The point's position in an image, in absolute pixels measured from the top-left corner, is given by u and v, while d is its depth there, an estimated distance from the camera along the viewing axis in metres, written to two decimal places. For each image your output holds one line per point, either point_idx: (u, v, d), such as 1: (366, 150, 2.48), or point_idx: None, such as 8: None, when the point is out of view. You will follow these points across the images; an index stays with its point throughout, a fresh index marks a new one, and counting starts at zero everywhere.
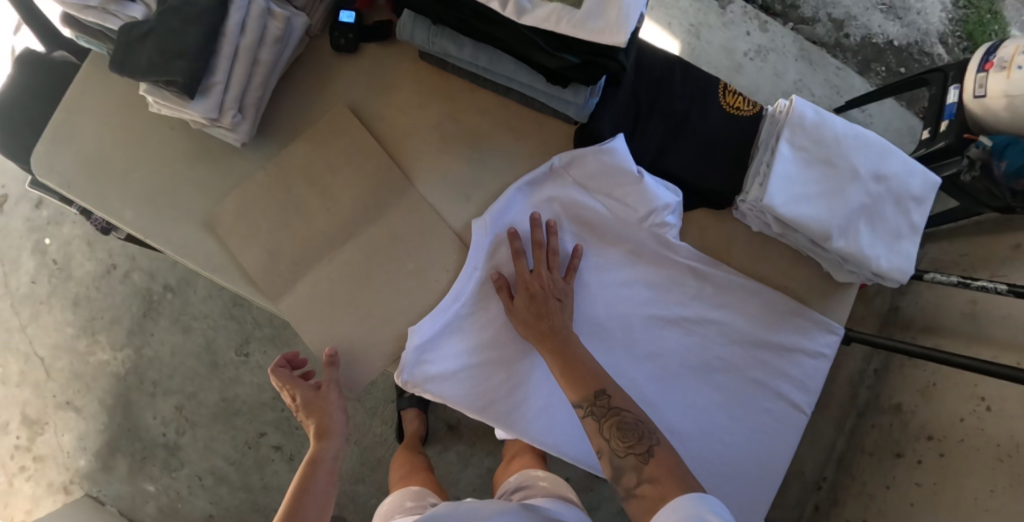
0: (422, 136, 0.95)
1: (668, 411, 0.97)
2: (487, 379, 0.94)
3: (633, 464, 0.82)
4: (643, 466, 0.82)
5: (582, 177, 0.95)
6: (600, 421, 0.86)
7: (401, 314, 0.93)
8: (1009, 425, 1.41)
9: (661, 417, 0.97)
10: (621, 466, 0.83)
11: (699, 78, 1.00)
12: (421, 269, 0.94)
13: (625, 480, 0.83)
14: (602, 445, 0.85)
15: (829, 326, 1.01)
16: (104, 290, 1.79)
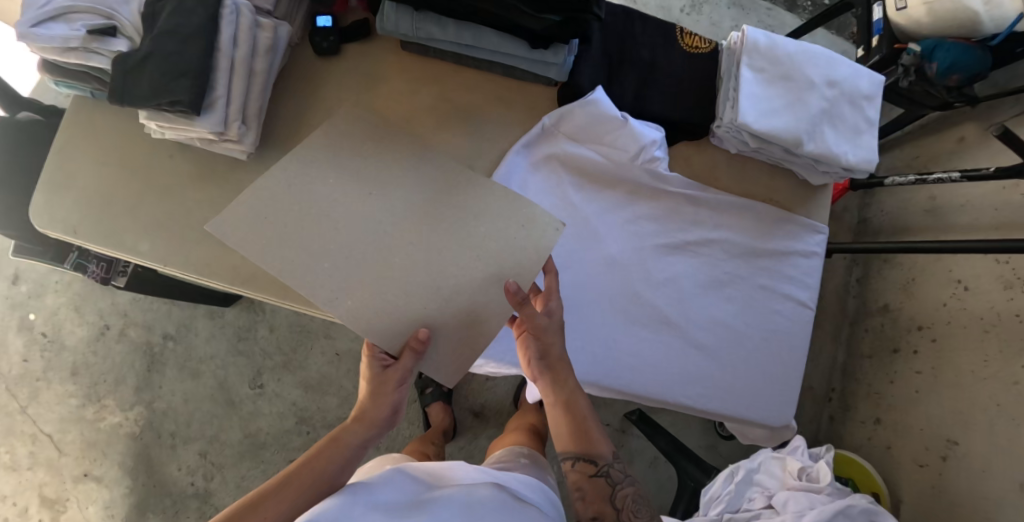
0: (416, 119, 1.00)
1: (690, 332, 1.04)
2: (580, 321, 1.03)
3: None
4: None
5: (572, 130, 0.99)
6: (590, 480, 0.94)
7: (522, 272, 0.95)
8: (987, 298, 1.54)
9: (687, 337, 1.04)
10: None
11: (658, 24, 1.06)
12: (507, 232, 0.94)
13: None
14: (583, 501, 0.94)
15: (814, 227, 1.09)
16: (101, 353, 1.76)
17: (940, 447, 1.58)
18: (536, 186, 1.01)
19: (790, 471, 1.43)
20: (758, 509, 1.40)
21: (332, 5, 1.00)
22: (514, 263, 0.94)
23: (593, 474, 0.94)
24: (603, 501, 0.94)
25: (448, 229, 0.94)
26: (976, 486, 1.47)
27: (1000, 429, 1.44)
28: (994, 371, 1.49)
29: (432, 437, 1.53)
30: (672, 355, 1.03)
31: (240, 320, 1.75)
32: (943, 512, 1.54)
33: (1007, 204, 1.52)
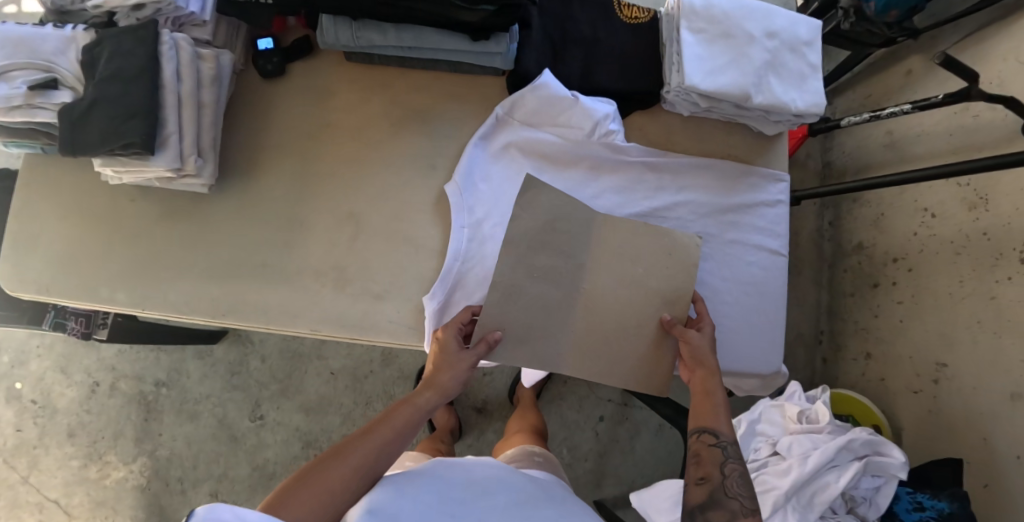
0: (372, 126, 1.00)
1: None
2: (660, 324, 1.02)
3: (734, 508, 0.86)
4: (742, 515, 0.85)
5: (526, 116, 0.99)
6: (713, 457, 0.89)
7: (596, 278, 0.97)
8: (954, 222, 1.59)
9: None
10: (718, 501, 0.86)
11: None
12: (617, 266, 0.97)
13: (714, 514, 0.86)
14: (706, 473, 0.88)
15: (776, 176, 1.12)
16: (95, 410, 1.75)
17: (930, 371, 1.62)
18: (499, 175, 0.99)
19: (790, 417, 1.48)
20: (765, 458, 1.44)
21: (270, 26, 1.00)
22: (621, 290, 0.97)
23: (710, 444, 0.90)
24: (714, 469, 0.88)
25: (594, 259, 0.97)
26: (969, 402, 1.52)
27: (984, 344, 1.49)
28: (971, 290, 1.54)
29: (441, 436, 1.56)
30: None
31: (230, 356, 1.74)
32: (942, 433, 1.59)
33: (960, 127, 1.57)
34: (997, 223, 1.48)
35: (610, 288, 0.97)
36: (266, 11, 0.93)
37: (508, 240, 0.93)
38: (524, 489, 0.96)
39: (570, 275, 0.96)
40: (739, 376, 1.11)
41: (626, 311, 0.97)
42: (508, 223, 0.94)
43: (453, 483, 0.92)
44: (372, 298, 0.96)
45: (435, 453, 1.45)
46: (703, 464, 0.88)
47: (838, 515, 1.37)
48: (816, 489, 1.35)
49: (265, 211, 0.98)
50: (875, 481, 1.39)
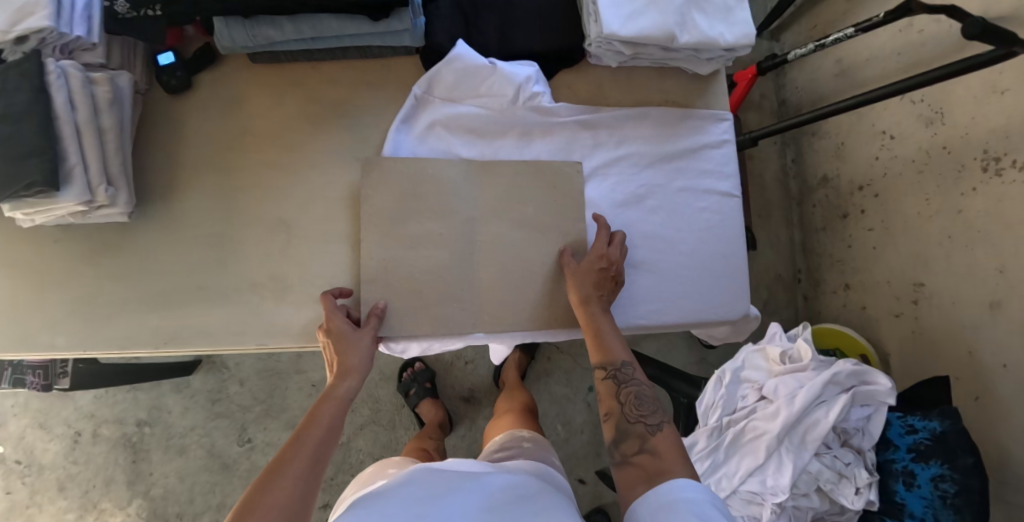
0: (289, 128, 0.97)
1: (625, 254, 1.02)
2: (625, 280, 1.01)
3: (640, 432, 0.82)
4: (648, 437, 0.81)
5: (446, 92, 0.95)
6: (612, 386, 0.86)
7: (539, 242, 0.95)
8: (913, 140, 1.59)
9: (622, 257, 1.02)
10: (627, 431, 0.83)
11: None
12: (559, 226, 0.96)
13: (624, 445, 0.82)
14: (611, 407, 0.85)
15: (718, 116, 1.09)
16: (82, 460, 1.72)
17: (909, 292, 1.61)
18: (427, 156, 0.95)
19: (773, 358, 1.46)
20: (752, 404, 1.42)
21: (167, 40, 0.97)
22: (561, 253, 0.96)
23: (604, 377, 0.87)
24: (612, 400, 0.86)
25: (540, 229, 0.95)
26: (950, 318, 1.52)
27: (958, 258, 1.49)
28: (938, 207, 1.54)
29: (428, 432, 1.52)
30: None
31: (208, 385, 1.71)
32: (929, 352, 1.58)
33: (906, 45, 1.54)
34: (954, 136, 1.49)
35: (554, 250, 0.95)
36: (157, 28, 0.90)
37: (448, 222, 0.93)
38: (500, 486, 0.90)
39: (516, 249, 0.94)
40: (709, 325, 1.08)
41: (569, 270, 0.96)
42: (442, 203, 0.93)
43: (426, 487, 0.89)
44: (314, 302, 0.94)
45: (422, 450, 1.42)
46: (600, 399, 0.85)
47: (833, 450, 1.36)
48: (807, 427, 1.35)
49: (193, 231, 0.95)
50: (864, 410, 1.39)
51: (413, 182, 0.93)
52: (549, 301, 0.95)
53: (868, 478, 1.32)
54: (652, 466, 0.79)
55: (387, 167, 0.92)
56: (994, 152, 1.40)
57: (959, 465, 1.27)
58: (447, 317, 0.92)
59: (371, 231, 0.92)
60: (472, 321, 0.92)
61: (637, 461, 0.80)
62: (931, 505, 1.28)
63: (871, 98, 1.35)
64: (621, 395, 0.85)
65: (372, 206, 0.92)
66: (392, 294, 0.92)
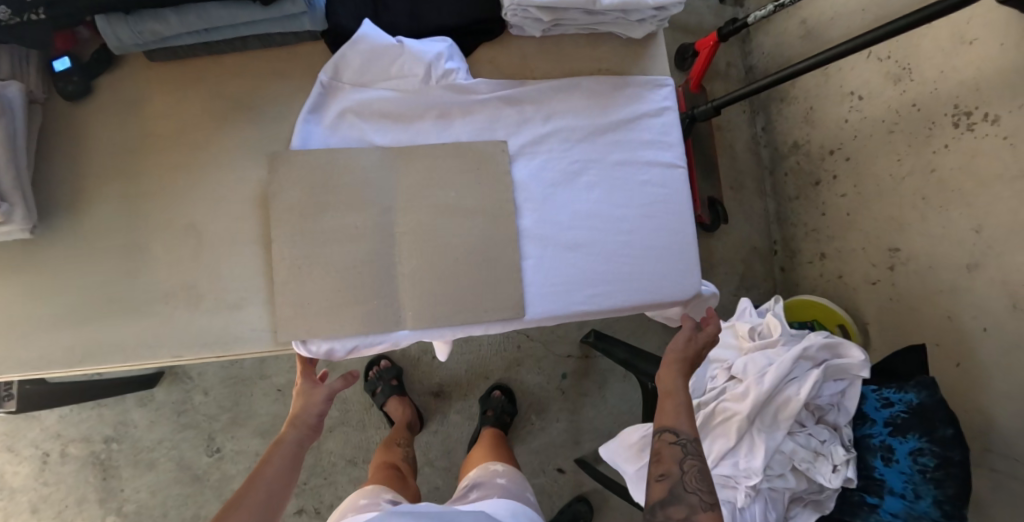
0: (196, 126, 0.93)
1: (558, 236, 0.95)
2: (562, 264, 0.94)
3: (694, 502, 0.94)
4: (701, 511, 0.93)
5: (355, 76, 0.90)
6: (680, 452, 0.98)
7: (465, 230, 0.90)
8: (883, 99, 1.52)
9: (560, 238, 0.95)
10: (679, 494, 0.95)
11: None
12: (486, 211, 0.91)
13: (671, 508, 0.94)
14: (670, 469, 0.97)
15: (656, 82, 1.03)
16: (52, 481, 1.68)
17: (884, 259, 1.56)
18: (340, 146, 0.90)
19: (742, 334, 1.41)
20: (722, 384, 1.37)
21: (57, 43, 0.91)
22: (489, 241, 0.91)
23: (671, 442, 0.99)
24: (673, 464, 0.97)
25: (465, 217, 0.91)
26: (926, 282, 1.46)
27: (933, 221, 1.43)
28: (910, 168, 1.47)
29: (394, 439, 1.47)
30: (548, 272, 0.94)
31: (172, 396, 1.67)
32: (906, 319, 1.52)
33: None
34: (923, 92, 1.43)
35: (480, 236, 0.91)
36: (44, 33, 0.81)
37: (367, 214, 0.88)
38: None
39: (441, 239, 0.89)
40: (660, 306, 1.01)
41: (498, 256, 0.91)
42: (358, 194, 0.88)
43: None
44: (229, 308, 0.89)
45: (396, 458, 1.39)
46: (663, 461, 0.97)
47: (807, 428, 1.31)
48: (778, 406, 1.29)
49: (101, 243, 0.90)
50: (838, 385, 1.32)
51: (327, 172, 0.88)
52: (479, 291, 0.90)
53: (844, 455, 1.27)
54: None
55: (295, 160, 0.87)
56: (965, 106, 1.34)
57: (937, 436, 1.23)
58: (367, 315, 0.87)
59: (280, 229, 0.87)
60: (395, 318, 0.87)
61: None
62: (912, 480, 1.23)
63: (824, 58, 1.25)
64: (683, 463, 0.97)
65: (280, 202, 0.87)
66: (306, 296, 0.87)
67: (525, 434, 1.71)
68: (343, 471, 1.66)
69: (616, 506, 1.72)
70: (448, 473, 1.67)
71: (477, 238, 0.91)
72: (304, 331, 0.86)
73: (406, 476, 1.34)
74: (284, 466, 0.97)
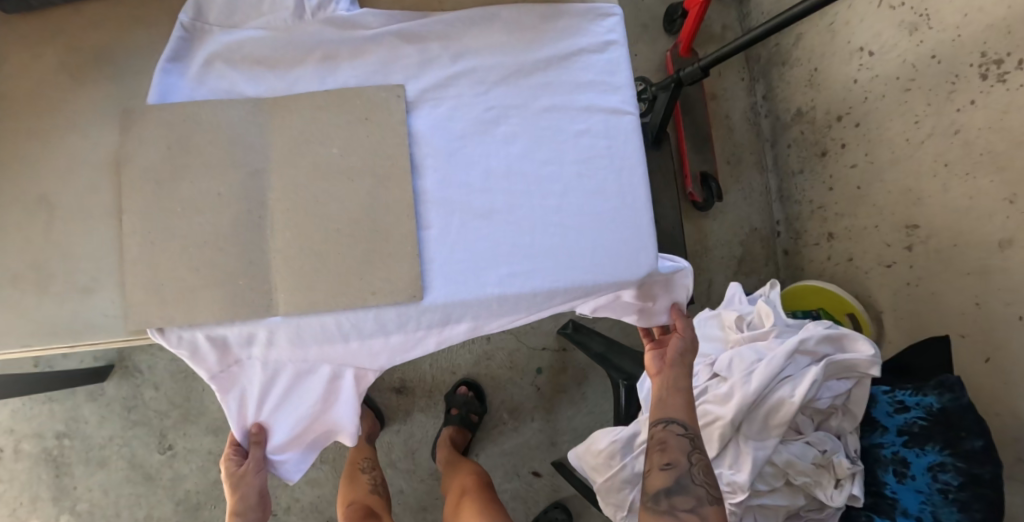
0: (54, 84, 0.82)
1: (466, 199, 0.80)
2: (473, 232, 0.80)
3: (701, 491, 0.93)
4: (706, 501, 0.92)
5: (222, 17, 0.81)
6: (685, 445, 0.95)
7: (353, 194, 0.78)
8: (896, 49, 1.32)
9: (470, 200, 0.80)
10: (685, 484, 0.93)
11: None
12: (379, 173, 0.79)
13: (677, 499, 0.92)
14: (677, 460, 0.94)
15: (598, 13, 0.87)
16: (5, 479, 1.60)
17: (901, 238, 1.35)
18: (205, 98, 0.80)
19: (729, 324, 1.22)
20: (705, 383, 1.18)
21: None
22: (380, 212, 0.78)
23: (680, 433, 0.95)
24: (680, 454, 0.94)
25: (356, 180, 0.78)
26: (951, 264, 1.25)
27: (956, 191, 1.22)
28: (930, 129, 1.26)
29: (358, 461, 1.34)
30: (455, 241, 0.79)
31: (122, 391, 1.59)
32: (925, 306, 1.32)
33: None
34: (943, 41, 1.22)
35: (371, 202, 0.78)
36: None
37: (239, 176, 0.78)
38: None
39: (323, 205, 0.78)
40: (602, 293, 0.83)
41: (394, 227, 0.78)
42: (228, 152, 0.78)
43: None
44: (78, 293, 0.79)
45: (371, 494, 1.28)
46: (670, 451, 0.95)
47: (805, 435, 1.11)
48: (769, 410, 1.08)
49: None
50: (843, 384, 1.10)
51: (191, 130, 0.78)
52: (368, 267, 0.78)
53: (850, 468, 1.05)
54: None
55: (148, 119, 0.78)
56: (994, 54, 1.13)
57: (962, 449, 1.00)
58: (233, 297, 0.76)
59: (141, 200, 0.77)
60: (266, 302, 0.77)
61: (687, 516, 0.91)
62: (930, 501, 1.01)
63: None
64: (691, 455, 0.95)
65: (133, 166, 0.78)
66: (160, 276, 0.77)
67: (497, 434, 1.57)
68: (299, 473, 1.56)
69: (598, 514, 1.56)
70: (412, 476, 1.54)
71: (363, 204, 0.78)
72: (161, 319, 0.76)
73: (381, 517, 1.22)
74: None
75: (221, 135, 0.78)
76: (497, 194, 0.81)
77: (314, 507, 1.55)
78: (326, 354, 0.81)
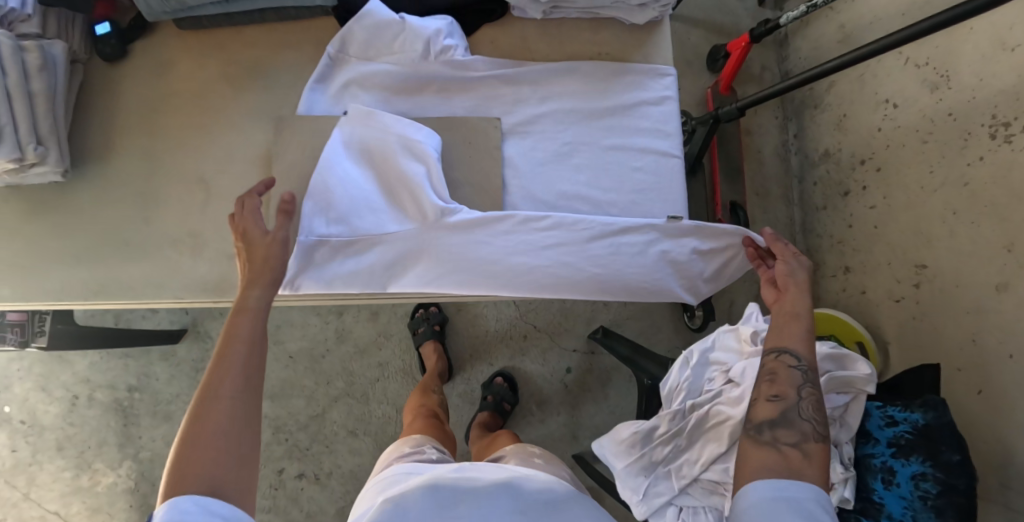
0: (213, 89, 1.06)
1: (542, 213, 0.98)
2: (541, 236, 0.96)
3: (811, 433, 0.92)
4: (814, 440, 0.92)
5: (360, 50, 1.02)
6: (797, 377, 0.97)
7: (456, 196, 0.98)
8: (916, 106, 1.47)
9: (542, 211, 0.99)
10: (791, 417, 0.94)
11: None
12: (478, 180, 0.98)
13: (780, 432, 0.92)
14: (784, 390, 0.96)
15: (658, 71, 1.05)
16: (78, 423, 1.78)
17: (910, 275, 1.48)
18: (341, 114, 1.02)
19: (745, 339, 1.34)
20: (718, 388, 1.32)
21: (101, 11, 1.07)
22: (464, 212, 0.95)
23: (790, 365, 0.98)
24: (788, 387, 0.96)
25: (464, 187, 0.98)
26: (952, 301, 1.39)
27: (962, 235, 1.36)
28: (943, 179, 1.41)
29: (430, 384, 1.55)
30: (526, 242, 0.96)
31: (192, 354, 1.77)
32: (926, 340, 1.45)
33: (911, 5, 1.47)
34: (960, 100, 1.37)
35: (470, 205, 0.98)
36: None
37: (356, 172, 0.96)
38: (531, 488, 1.00)
39: (425, 204, 0.96)
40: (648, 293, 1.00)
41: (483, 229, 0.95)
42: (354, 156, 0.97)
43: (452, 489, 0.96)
44: (227, 259, 0.99)
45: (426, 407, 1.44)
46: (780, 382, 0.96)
47: None
48: None
49: (120, 191, 1.03)
50: (842, 398, 1.23)
51: (328, 134, 0.98)
52: (458, 255, 0.95)
53: (842, 473, 1.20)
54: (797, 463, 0.89)
55: (298, 126, 0.99)
56: (1003, 117, 1.27)
57: (941, 461, 1.14)
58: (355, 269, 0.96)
59: (287, 188, 0.99)
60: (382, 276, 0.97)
61: (784, 448, 0.90)
62: (912, 507, 1.14)
63: (843, 62, 1.22)
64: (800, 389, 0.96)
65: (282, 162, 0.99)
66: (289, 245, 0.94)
67: (524, 424, 1.72)
68: (343, 441, 1.71)
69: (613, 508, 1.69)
70: None
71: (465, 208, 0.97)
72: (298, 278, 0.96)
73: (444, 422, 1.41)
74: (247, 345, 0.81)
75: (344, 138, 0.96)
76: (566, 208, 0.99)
77: (353, 475, 1.70)
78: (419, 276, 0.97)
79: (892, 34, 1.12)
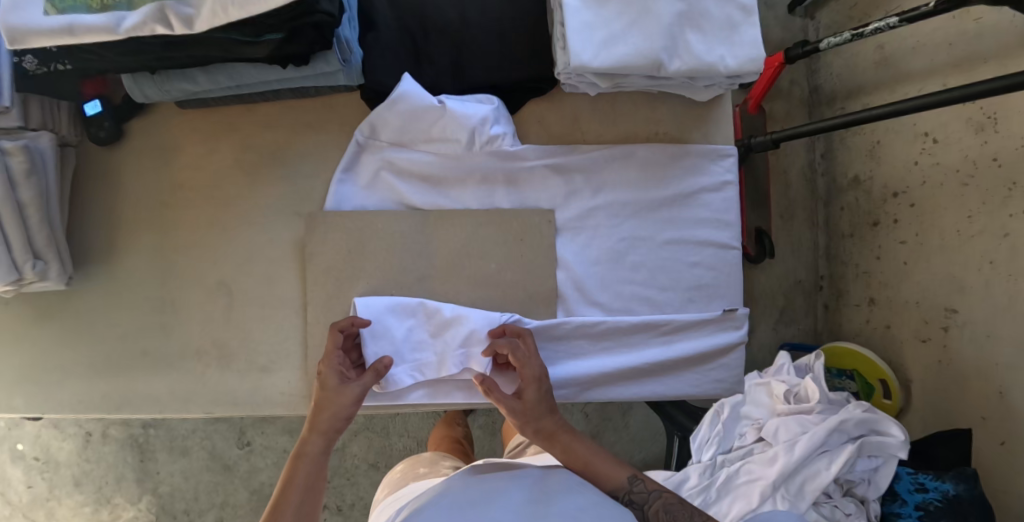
0: (230, 180, 1.05)
1: (603, 320, 1.04)
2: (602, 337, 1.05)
3: None
4: None
5: (394, 137, 1.02)
6: (641, 508, 0.88)
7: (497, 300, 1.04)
8: (958, 147, 1.38)
9: (593, 301, 1.05)
10: None
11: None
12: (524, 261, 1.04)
13: None
14: None
15: (721, 153, 1.06)
16: (93, 459, 1.75)
17: (939, 317, 1.45)
18: (374, 207, 1.04)
19: (777, 395, 1.38)
20: (750, 444, 1.34)
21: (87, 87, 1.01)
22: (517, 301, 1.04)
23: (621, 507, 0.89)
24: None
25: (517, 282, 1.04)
26: (982, 353, 1.35)
27: (998, 287, 1.30)
28: (981, 227, 1.34)
29: (455, 417, 1.46)
30: (580, 335, 1.04)
31: None
32: (950, 386, 1.44)
33: (960, 35, 1.33)
34: (1006, 147, 1.27)
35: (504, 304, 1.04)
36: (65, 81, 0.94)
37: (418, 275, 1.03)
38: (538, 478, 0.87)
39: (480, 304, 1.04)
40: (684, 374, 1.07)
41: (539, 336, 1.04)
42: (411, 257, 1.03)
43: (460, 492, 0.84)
44: (259, 371, 1.04)
45: (448, 432, 1.39)
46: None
47: (833, 499, 1.24)
48: (805, 477, 1.23)
49: (131, 296, 1.05)
50: (872, 461, 1.25)
51: (380, 224, 1.02)
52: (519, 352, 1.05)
53: None
54: None
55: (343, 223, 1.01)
56: None
57: None
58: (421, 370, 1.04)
59: (319, 290, 1.02)
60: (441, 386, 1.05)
61: None
62: None
63: (879, 113, 1.17)
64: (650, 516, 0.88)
65: (315, 264, 1.02)
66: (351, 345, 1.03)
67: None
68: (365, 475, 1.71)
69: None
70: None
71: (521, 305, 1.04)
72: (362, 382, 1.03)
73: (470, 452, 1.35)
74: (307, 491, 0.87)
75: (395, 240, 1.02)
76: (621, 299, 1.05)
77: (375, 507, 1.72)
78: (463, 383, 1.06)
79: (922, 97, 1.10)
